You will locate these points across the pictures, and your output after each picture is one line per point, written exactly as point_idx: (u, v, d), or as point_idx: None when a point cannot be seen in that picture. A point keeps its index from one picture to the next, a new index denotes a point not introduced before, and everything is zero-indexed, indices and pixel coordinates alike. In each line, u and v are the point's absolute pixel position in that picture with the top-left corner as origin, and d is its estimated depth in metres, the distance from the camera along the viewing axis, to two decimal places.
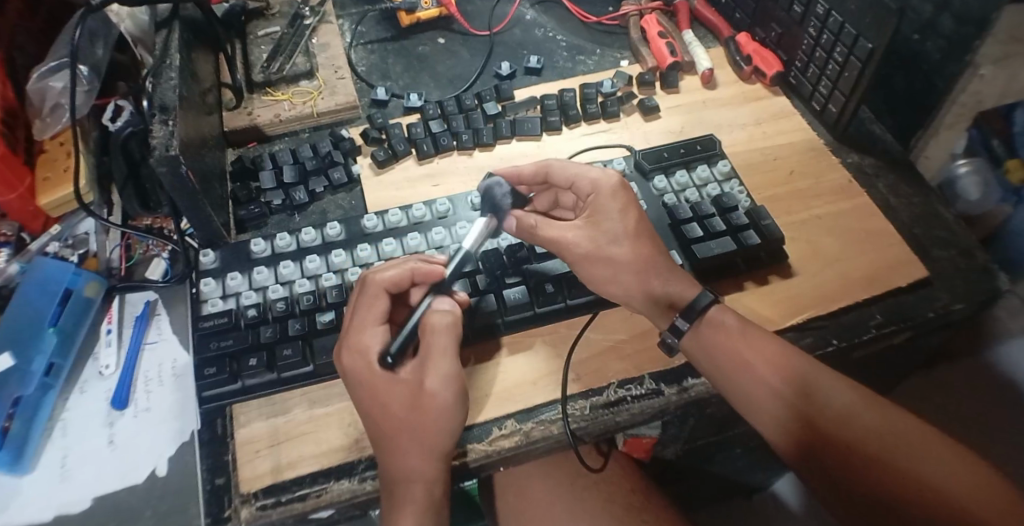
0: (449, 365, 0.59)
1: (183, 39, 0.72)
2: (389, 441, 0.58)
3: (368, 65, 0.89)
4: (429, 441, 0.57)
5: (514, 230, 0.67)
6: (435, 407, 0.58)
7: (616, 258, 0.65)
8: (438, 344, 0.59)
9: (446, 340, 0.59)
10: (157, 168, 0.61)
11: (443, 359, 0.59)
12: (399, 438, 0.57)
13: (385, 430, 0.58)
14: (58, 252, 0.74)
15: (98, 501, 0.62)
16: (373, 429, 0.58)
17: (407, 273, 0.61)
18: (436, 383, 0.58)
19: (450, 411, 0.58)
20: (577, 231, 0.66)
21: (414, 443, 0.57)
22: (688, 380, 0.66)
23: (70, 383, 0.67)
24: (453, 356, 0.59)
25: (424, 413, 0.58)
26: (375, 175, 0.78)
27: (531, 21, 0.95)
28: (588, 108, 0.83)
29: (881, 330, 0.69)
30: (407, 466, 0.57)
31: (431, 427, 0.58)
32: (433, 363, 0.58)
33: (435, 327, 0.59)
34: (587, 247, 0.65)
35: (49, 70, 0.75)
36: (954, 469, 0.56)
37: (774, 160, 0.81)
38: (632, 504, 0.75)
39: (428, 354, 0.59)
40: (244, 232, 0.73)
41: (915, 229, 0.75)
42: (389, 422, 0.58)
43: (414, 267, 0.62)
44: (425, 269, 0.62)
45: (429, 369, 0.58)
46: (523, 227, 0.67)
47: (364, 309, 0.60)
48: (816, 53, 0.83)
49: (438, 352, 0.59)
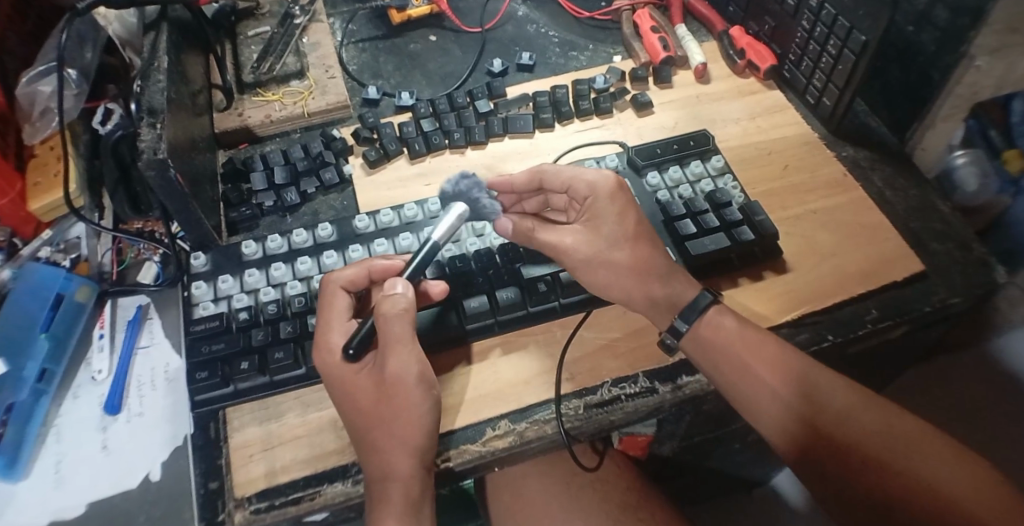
0: (409, 352, 0.59)
1: (171, 41, 0.72)
2: (374, 442, 0.58)
3: (359, 64, 0.88)
4: (403, 435, 0.58)
5: (510, 232, 0.66)
6: (402, 396, 0.58)
7: (614, 263, 0.65)
8: (396, 331, 0.58)
9: (403, 327, 0.59)
10: (146, 172, 0.61)
11: (403, 347, 0.59)
12: (381, 435, 0.58)
13: (367, 428, 0.58)
14: (49, 257, 0.74)
15: (92, 506, 0.61)
16: (359, 428, 0.59)
17: (364, 271, 0.63)
18: (398, 368, 0.58)
19: (416, 400, 0.58)
20: (574, 236, 0.66)
21: (395, 442, 0.57)
22: (682, 378, 0.66)
23: (62, 389, 0.67)
24: (410, 342, 0.59)
25: (394, 406, 0.58)
26: (367, 174, 0.78)
27: (523, 17, 0.94)
28: (581, 104, 0.83)
29: (877, 326, 0.68)
30: (387, 466, 0.57)
31: (407, 424, 0.58)
32: (393, 352, 0.58)
33: (386, 315, 0.58)
34: (587, 252, 0.65)
35: (38, 74, 0.74)
36: (952, 468, 0.56)
37: (769, 154, 0.81)
38: (627, 502, 0.75)
39: (387, 343, 0.59)
40: (236, 234, 0.73)
41: (911, 223, 0.75)
42: (370, 420, 0.58)
43: (371, 265, 0.63)
44: (381, 265, 0.63)
45: (390, 357, 0.59)
46: (520, 231, 0.66)
47: (330, 307, 0.61)
48: (810, 47, 0.82)
49: (397, 339, 0.59)
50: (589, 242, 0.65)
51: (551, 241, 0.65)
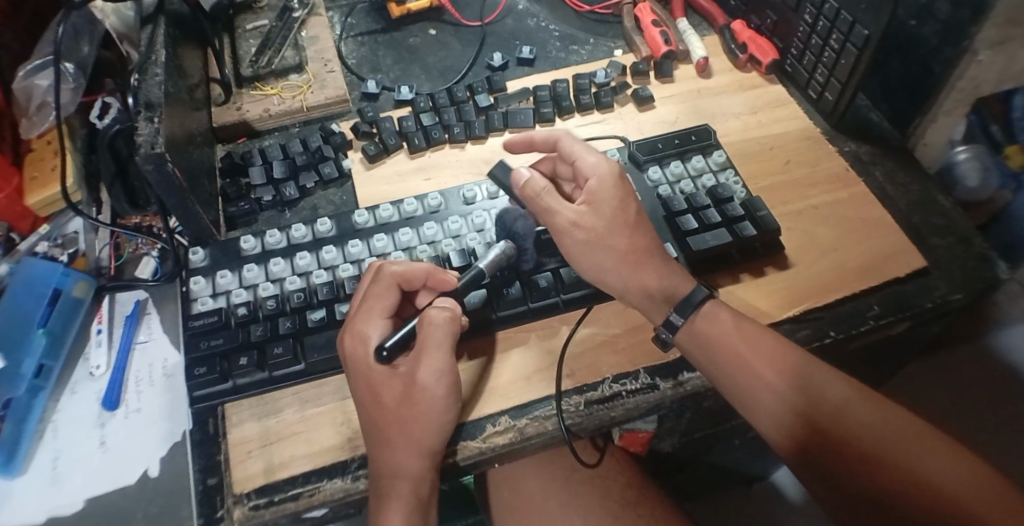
0: (443, 362, 0.59)
1: (168, 35, 0.71)
2: (383, 437, 0.58)
3: (358, 58, 0.88)
4: (418, 438, 0.58)
5: (519, 186, 0.66)
6: (424, 402, 0.58)
7: (613, 245, 0.64)
8: (436, 337, 0.59)
9: (444, 335, 0.59)
10: (143, 166, 0.60)
11: (438, 355, 0.59)
12: (387, 432, 0.58)
13: (379, 423, 0.58)
14: (47, 251, 0.73)
15: (90, 503, 0.61)
16: (372, 423, 0.59)
17: (423, 272, 0.62)
18: (428, 378, 0.59)
19: (439, 409, 0.59)
20: (577, 211, 0.65)
21: (405, 440, 0.58)
22: (683, 374, 0.65)
23: (60, 385, 0.67)
24: (448, 352, 0.59)
25: (411, 407, 0.58)
26: (366, 169, 0.77)
27: (523, 11, 0.94)
28: (582, 99, 0.82)
29: (879, 322, 0.68)
30: (396, 463, 0.57)
31: (420, 423, 0.58)
32: (426, 359, 0.59)
33: (431, 320, 0.59)
34: (586, 233, 0.64)
35: (34, 68, 0.73)
36: (947, 462, 0.56)
37: (769, 149, 0.80)
38: (627, 498, 0.75)
39: (423, 347, 0.59)
40: (235, 229, 0.73)
41: (912, 218, 0.75)
42: (384, 416, 0.58)
43: (431, 271, 0.63)
44: (439, 277, 0.63)
45: (422, 364, 0.59)
46: (527, 191, 0.65)
47: (377, 298, 0.61)
48: (812, 41, 0.81)
49: (435, 346, 0.59)
50: (590, 222, 0.64)
51: (554, 206, 0.64)
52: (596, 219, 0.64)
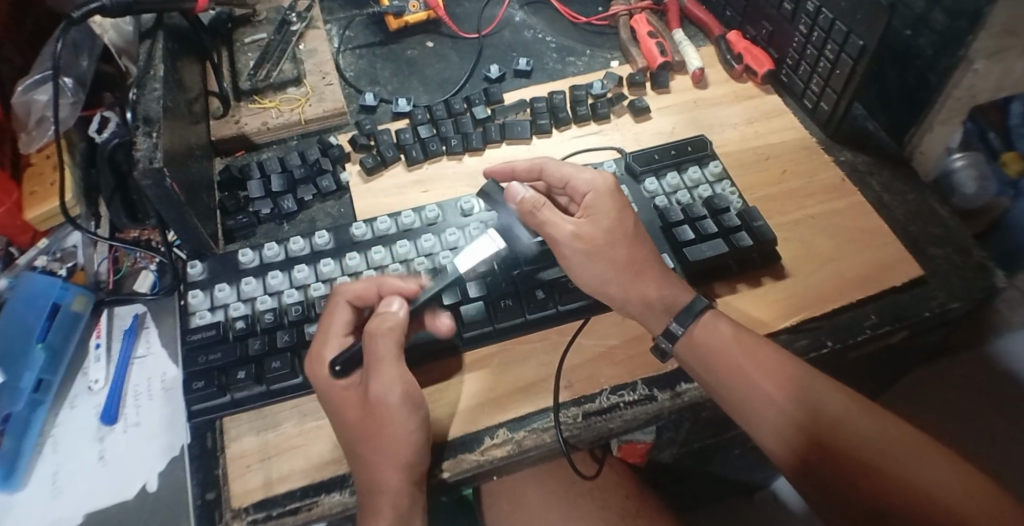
0: (393, 372, 0.58)
1: (167, 49, 0.71)
2: (361, 454, 0.58)
3: (356, 70, 0.88)
4: (387, 452, 0.57)
5: (515, 203, 0.65)
6: (385, 417, 0.58)
7: (613, 257, 0.64)
8: (381, 351, 0.58)
9: (389, 346, 0.59)
10: (141, 182, 0.61)
11: (385, 366, 0.58)
12: (366, 449, 0.58)
13: (357, 439, 0.59)
14: (46, 266, 0.73)
15: (88, 517, 0.62)
16: (348, 440, 0.59)
17: (374, 286, 0.62)
18: (379, 388, 0.58)
19: (403, 421, 0.58)
20: (576, 223, 0.65)
21: (381, 454, 0.57)
22: (681, 386, 0.65)
23: (59, 399, 0.67)
24: (396, 362, 0.59)
25: (378, 422, 0.58)
26: (364, 182, 0.77)
27: (520, 23, 0.94)
28: (579, 110, 0.83)
29: (877, 331, 0.68)
30: (373, 477, 0.57)
31: (386, 438, 0.57)
32: (377, 372, 0.58)
33: (375, 334, 0.58)
34: (586, 245, 0.64)
35: (33, 83, 0.74)
36: (947, 475, 0.56)
37: (766, 159, 0.81)
38: (627, 509, 0.75)
39: (372, 363, 0.59)
40: (234, 242, 0.73)
41: (910, 227, 0.75)
42: (359, 434, 0.59)
43: (382, 282, 0.62)
44: (393, 283, 0.62)
45: (374, 378, 0.58)
46: (525, 207, 0.65)
47: (331, 318, 0.61)
48: (808, 52, 0.82)
49: (381, 359, 0.58)
50: (588, 235, 0.64)
51: (555, 220, 0.65)
52: (594, 226, 0.65)
